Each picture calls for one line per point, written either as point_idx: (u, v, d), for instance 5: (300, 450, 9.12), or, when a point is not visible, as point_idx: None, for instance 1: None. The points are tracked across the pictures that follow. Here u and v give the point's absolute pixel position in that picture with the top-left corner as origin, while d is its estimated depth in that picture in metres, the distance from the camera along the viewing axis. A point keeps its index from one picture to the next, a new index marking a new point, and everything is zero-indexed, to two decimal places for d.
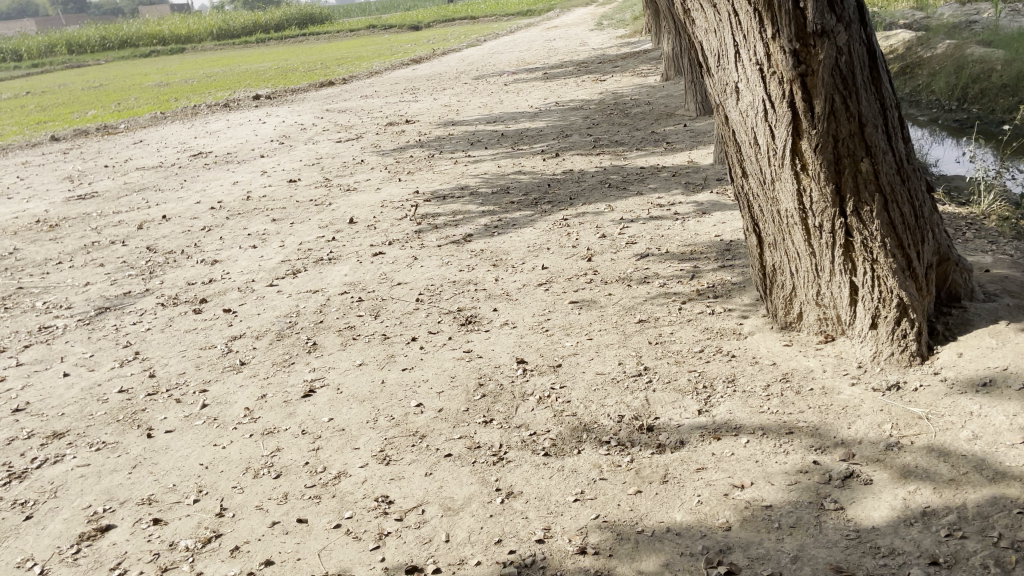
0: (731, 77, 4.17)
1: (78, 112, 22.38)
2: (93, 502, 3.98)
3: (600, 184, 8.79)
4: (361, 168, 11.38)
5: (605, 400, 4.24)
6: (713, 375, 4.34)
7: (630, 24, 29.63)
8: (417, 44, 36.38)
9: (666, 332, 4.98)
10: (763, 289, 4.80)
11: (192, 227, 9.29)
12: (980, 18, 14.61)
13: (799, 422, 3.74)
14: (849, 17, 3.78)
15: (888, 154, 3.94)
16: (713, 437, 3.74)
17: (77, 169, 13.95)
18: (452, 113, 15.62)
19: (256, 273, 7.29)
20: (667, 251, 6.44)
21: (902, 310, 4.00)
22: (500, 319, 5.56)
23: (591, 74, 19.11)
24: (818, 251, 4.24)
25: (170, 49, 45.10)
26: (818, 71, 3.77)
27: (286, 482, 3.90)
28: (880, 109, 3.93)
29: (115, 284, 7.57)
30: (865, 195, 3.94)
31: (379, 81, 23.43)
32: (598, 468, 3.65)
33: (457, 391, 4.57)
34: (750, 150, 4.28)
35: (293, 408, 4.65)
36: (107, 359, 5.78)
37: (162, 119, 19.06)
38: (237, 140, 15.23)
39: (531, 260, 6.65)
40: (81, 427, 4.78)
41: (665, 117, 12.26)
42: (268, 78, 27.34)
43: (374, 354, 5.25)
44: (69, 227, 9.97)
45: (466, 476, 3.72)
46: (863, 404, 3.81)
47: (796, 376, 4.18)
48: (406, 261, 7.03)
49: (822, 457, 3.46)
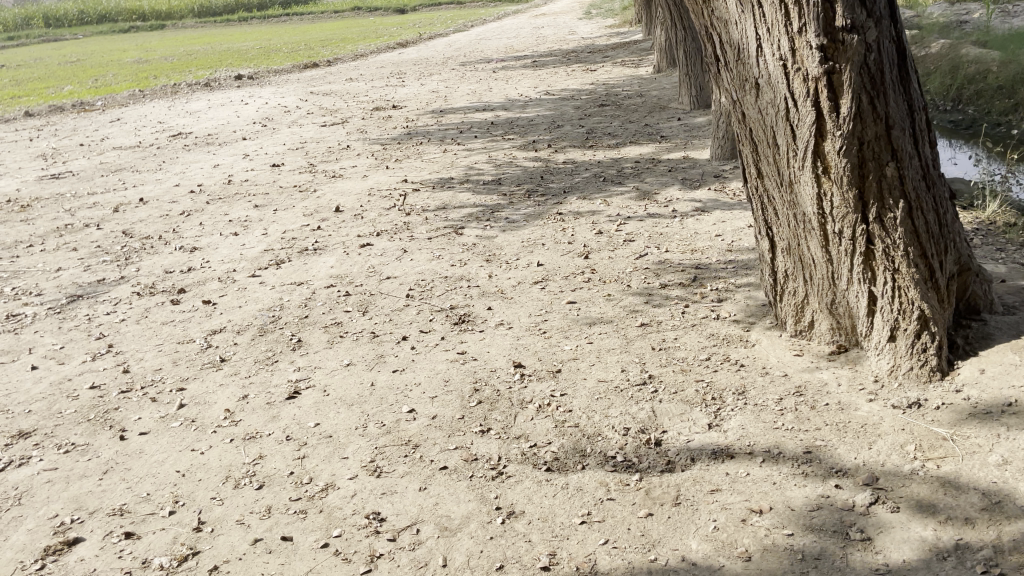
0: (752, 72, 3.95)
1: (54, 88, 21.84)
2: (60, 511, 3.70)
3: (595, 178, 8.57)
4: (347, 153, 11.09)
5: (609, 410, 4.03)
6: (722, 386, 4.13)
7: (620, 15, 29.38)
8: (402, 28, 35.84)
9: (670, 337, 4.77)
10: (772, 295, 4.58)
11: (170, 212, 8.96)
12: (971, 17, 14.51)
13: (817, 441, 3.54)
14: (879, 13, 3.56)
15: (914, 158, 3.75)
16: (726, 455, 3.53)
17: (52, 147, 13.51)
18: (440, 100, 15.28)
19: (238, 262, 7.00)
20: (667, 251, 6.23)
21: (923, 323, 3.81)
22: (495, 318, 5.32)
23: (581, 63, 18.87)
24: (836, 259, 4.02)
25: (151, 26, 44.33)
26: (846, 69, 3.56)
27: (270, 494, 3.64)
28: (909, 110, 3.72)
29: (89, 270, 7.24)
30: (890, 201, 3.75)
31: (365, 64, 23.06)
32: (604, 486, 3.43)
33: (452, 396, 4.33)
34: (768, 149, 4.07)
35: (277, 411, 4.39)
36: (78, 352, 5.47)
37: (141, 97, 18.61)
38: (218, 120, 14.84)
39: (526, 256, 6.42)
40: (50, 426, 4.49)
41: (658, 109, 12.03)
42: (250, 58, 26.77)
43: (362, 353, 5.00)
44: (42, 208, 9.59)
45: (464, 492, 3.49)
46: (884, 422, 3.61)
47: (810, 390, 3.97)
48: (396, 254, 6.78)
49: (844, 481, 3.26)
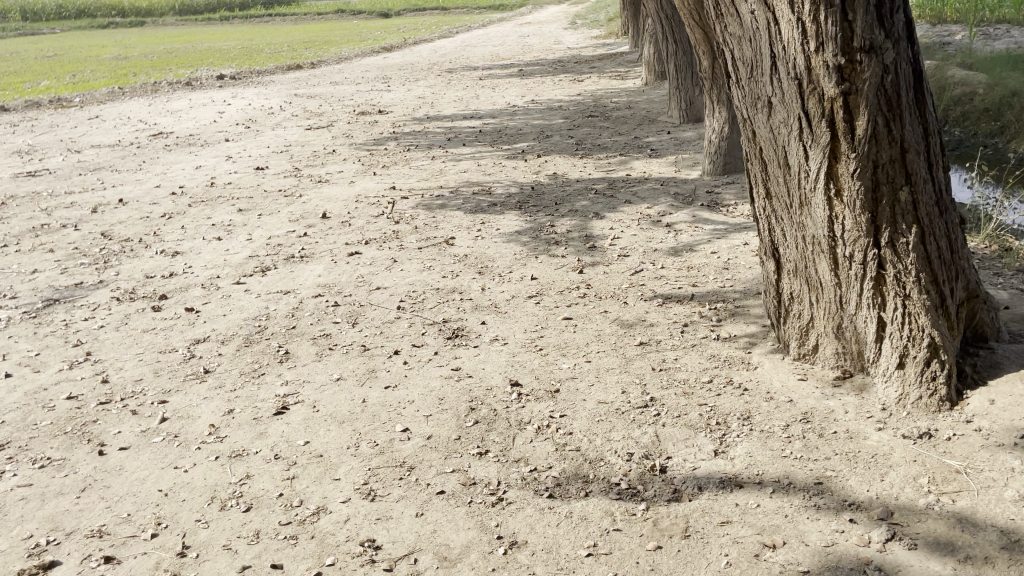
0: (764, 90, 3.88)
1: (30, 83, 21.45)
2: (34, 531, 3.51)
3: (586, 190, 8.47)
4: (333, 158, 10.92)
5: (611, 433, 3.91)
6: (726, 411, 4.02)
7: (605, 26, 29.35)
8: (387, 32, 35.64)
9: (671, 358, 4.66)
10: (775, 317, 4.49)
11: (151, 214, 8.74)
12: (953, 38, 14.61)
13: (827, 471, 3.45)
14: (898, 33, 3.47)
15: (928, 183, 3.66)
16: (735, 485, 3.43)
17: (29, 143, 13.22)
18: (426, 106, 15.12)
19: (221, 268, 6.81)
20: (663, 267, 6.13)
21: (933, 351, 3.73)
22: (490, 333, 5.19)
23: (568, 73, 18.83)
24: (845, 283, 3.94)
25: (131, 23, 43.86)
26: (862, 90, 3.47)
27: (258, 516, 3.48)
28: (923, 134, 3.64)
29: (66, 272, 7.02)
30: (902, 226, 3.66)
31: (349, 68, 22.90)
32: (609, 516, 3.31)
33: (447, 415, 4.19)
34: (779, 170, 3.99)
35: (265, 427, 4.22)
36: (55, 360, 5.27)
37: (121, 95, 18.29)
38: (200, 120, 14.60)
39: (520, 269, 6.29)
40: (24, 439, 4.28)
41: (648, 122, 11.98)
42: (232, 57, 26.51)
43: (353, 367, 4.84)
44: (17, 207, 9.32)
45: (462, 519, 3.35)
46: (894, 453, 3.53)
47: (817, 417, 3.88)
48: (386, 263, 6.63)
49: (859, 515, 3.17)
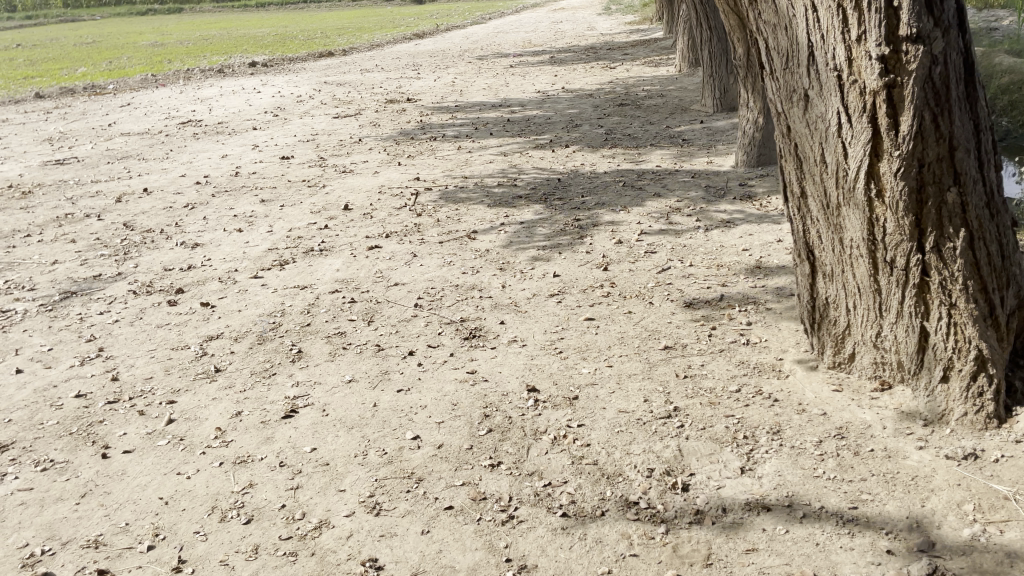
0: (801, 83, 3.65)
1: (67, 69, 21.65)
2: (31, 540, 3.40)
3: (615, 182, 8.22)
4: (358, 147, 10.79)
5: (630, 446, 3.70)
6: (755, 424, 3.78)
7: (640, 12, 28.80)
8: (419, 18, 35.38)
9: (697, 363, 4.43)
10: (809, 323, 4.24)
11: (174, 204, 8.68)
12: (1001, 23, 13.99)
13: (863, 494, 3.21)
14: (948, 21, 3.17)
15: (978, 184, 3.36)
16: (762, 507, 3.21)
17: (60, 130, 13.27)
18: (454, 95, 14.90)
19: (240, 261, 6.69)
20: (691, 265, 5.88)
21: (980, 364, 3.45)
22: (508, 334, 4.99)
23: (600, 60, 18.50)
24: (885, 290, 3.67)
25: (168, 10, 44.31)
26: (908, 83, 3.19)
27: (258, 529, 3.33)
28: (975, 130, 3.34)
29: (86, 264, 6.96)
30: (949, 230, 3.37)
31: (380, 54, 22.79)
32: (626, 539, 3.11)
33: (460, 422, 4.01)
34: (815, 167, 3.74)
35: (271, 431, 4.07)
36: (66, 356, 5.18)
37: (153, 82, 18.36)
38: (230, 108, 14.57)
39: (543, 265, 6.08)
40: (29, 439, 4.19)
41: (681, 111, 11.66)
42: (266, 45, 26.59)
43: (366, 369, 4.67)
44: (44, 196, 9.31)
45: (470, 538, 3.17)
46: (936, 475, 3.27)
47: (853, 433, 3.63)
48: (405, 258, 6.46)
49: (897, 546, 2.94)
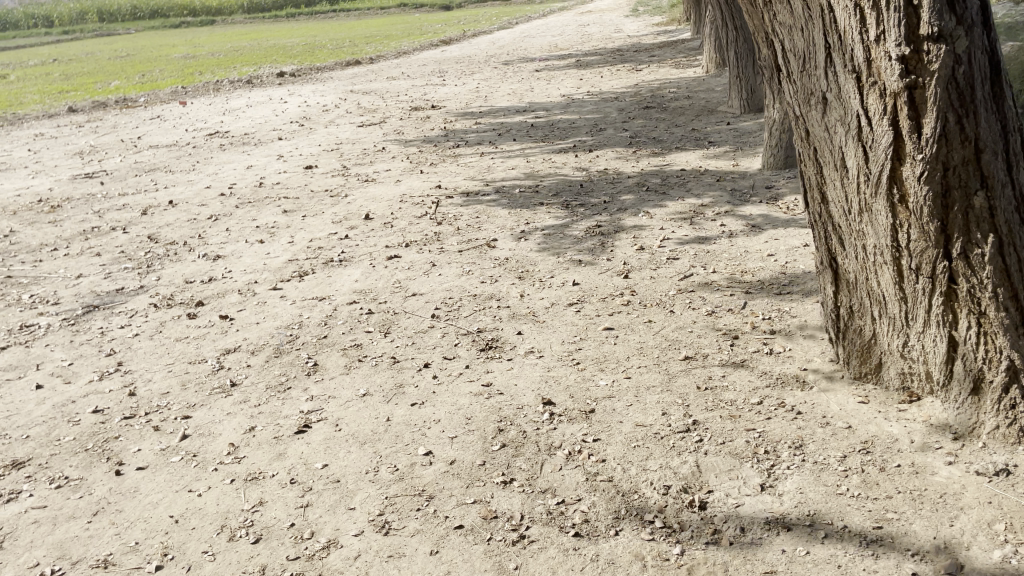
0: (819, 85, 3.53)
1: (101, 83, 21.99)
2: (42, 559, 3.39)
3: (638, 187, 8.10)
4: (382, 156, 10.79)
5: (646, 462, 3.59)
6: (777, 438, 3.66)
7: (668, 12, 28.56)
8: (446, 24, 35.52)
9: (717, 374, 4.31)
10: (833, 332, 4.10)
11: (198, 215, 8.73)
12: None
13: (888, 513, 3.08)
14: (972, 18, 3.03)
15: (1007, 187, 3.21)
16: (782, 527, 3.09)
17: (91, 144, 13.46)
18: (479, 101, 14.87)
19: (260, 273, 6.69)
20: (714, 272, 5.75)
21: (1012, 375, 3.29)
22: (525, 345, 4.91)
23: (627, 62, 18.36)
24: (911, 298, 3.53)
25: (200, 22, 45.01)
26: (930, 84, 3.06)
27: (266, 549, 3.29)
28: (1003, 131, 3.19)
29: (109, 277, 7.01)
30: (977, 235, 3.22)
31: (407, 61, 22.87)
32: (639, 560, 3.01)
33: (473, 437, 3.93)
34: (836, 172, 3.62)
35: (284, 447, 4.04)
36: (86, 370, 5.20)
37: (183, 94, 18.58)
38: (257, 118, 14.68)
39: (563, 274, 5.99)
40: (46, 456, 4.20)
41: (707, 112, 11.50)
42: (296, 54, 26.84)
43: (381, 382, 4.62)
44: (72, 209, 9.43)
45: (479, 559, 3.10)
46: (966, 492, 3.14)
47: (879, 447, 3.49)
48: (424, 267, 6.41)
49: (923, 568, 2.81)
